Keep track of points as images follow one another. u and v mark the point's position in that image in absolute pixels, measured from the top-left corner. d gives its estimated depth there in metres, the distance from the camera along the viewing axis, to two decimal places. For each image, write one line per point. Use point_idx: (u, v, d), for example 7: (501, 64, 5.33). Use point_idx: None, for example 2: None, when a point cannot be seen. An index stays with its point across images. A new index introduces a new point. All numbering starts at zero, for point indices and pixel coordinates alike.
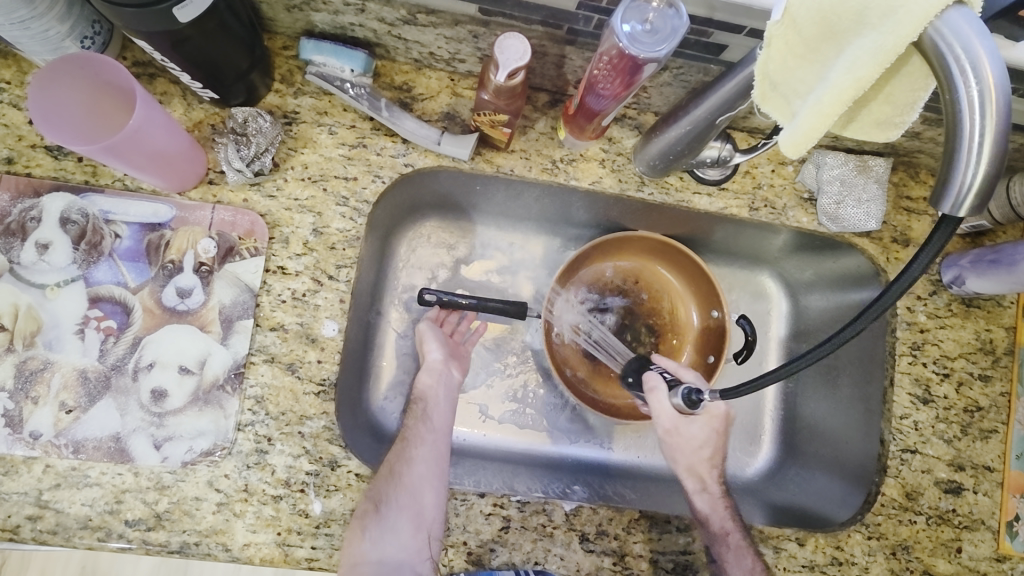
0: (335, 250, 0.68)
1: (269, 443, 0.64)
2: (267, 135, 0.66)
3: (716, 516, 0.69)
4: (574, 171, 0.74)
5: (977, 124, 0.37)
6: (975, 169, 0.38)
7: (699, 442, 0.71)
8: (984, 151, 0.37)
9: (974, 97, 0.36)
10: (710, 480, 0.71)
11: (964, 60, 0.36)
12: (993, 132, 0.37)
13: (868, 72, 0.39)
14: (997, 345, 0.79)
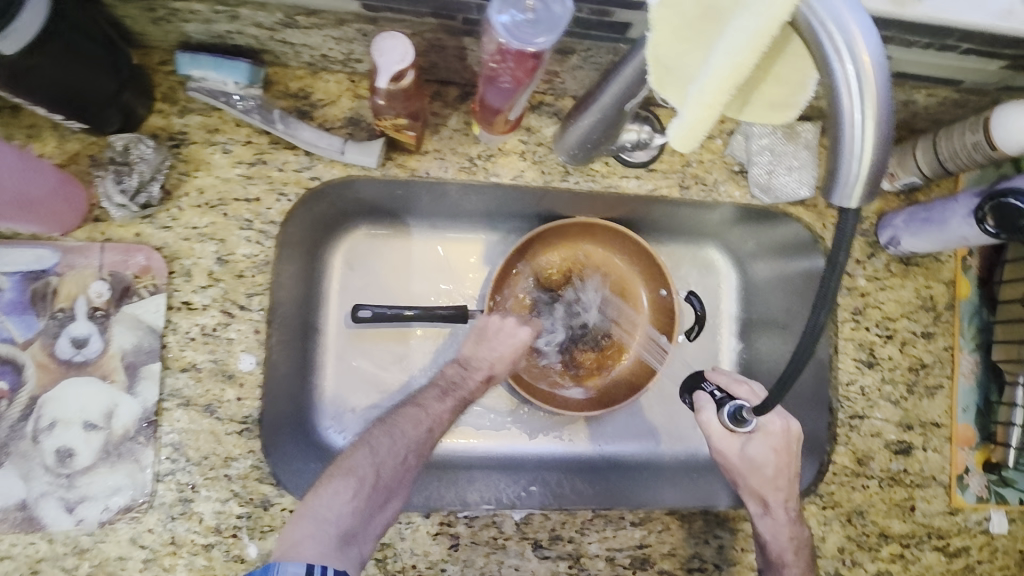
0: (243, 278, 0.63)
1: (194, 491, 0.60)
2: (151, 162, 0.61)
3: (781, 542, 0.66)
4: (493, 167, 0.70)
5: (858, 112, 0.34)
6: (860, 160, 0.35)
7: (767, 467, 0.66)
8: (870, 137, 0.34)
9: (852, 81, 0.33)
10: (774, 504, 0.67)
11: (839, 40, 0.33)
12: (875, 118, 0.34)
13: (745, 58, 0.35)
14: (937, 301, 0.79)
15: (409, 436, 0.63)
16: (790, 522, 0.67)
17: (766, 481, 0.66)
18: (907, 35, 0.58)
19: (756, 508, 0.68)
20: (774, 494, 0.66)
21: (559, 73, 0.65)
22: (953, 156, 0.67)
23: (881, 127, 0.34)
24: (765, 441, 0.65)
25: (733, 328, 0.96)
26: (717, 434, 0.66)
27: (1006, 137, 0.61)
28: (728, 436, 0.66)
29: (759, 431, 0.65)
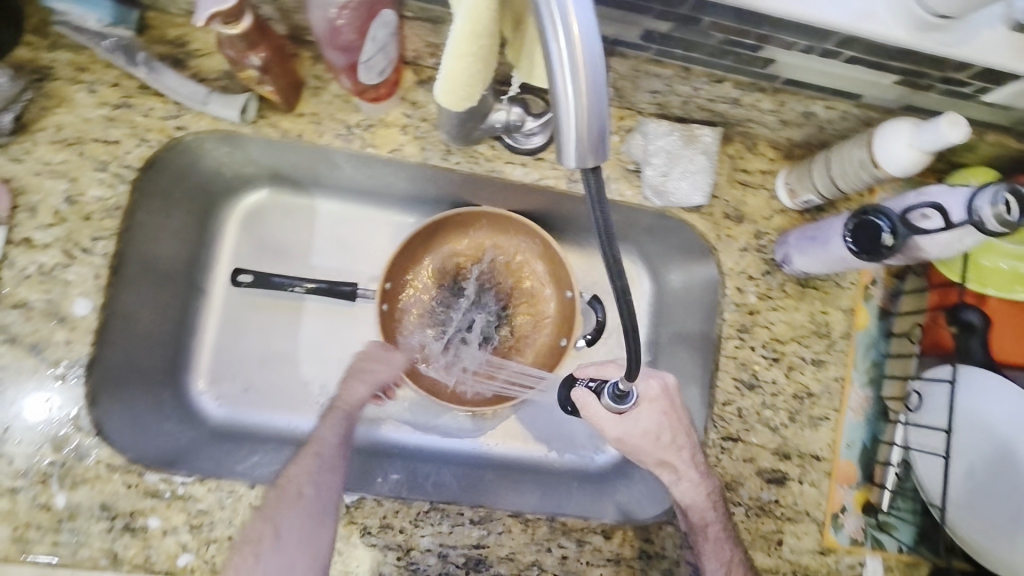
0: (91, 220, 0.62)
1: (6, 431, 0.59)
2: (0, 93, 0.58)
3: (696, 507, 0.63)
4: (371, 138, 0.68)
5: (567, 88, 0.29)
6: (574, 107, 0.29)
7: (655, 434, 0.61)
8: (581, 120, 0.29)
9: (564, 50, 0.29)
10: (679, 465, 0.63)
11: (551, 3, 0.29)
12: (587, 96, 0.29)
13: (475, 2, 0.37)
14: (833, 328, 0.75)
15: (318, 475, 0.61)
16: (692, 485, 0.63)
17: (646, 450, 0.62)
18: (783, 34, 0.55)
19: (669, 479, 0.63)
20: (677, 458, 0.63)
21: (439, 46, 0.63)
22: (843, 174, 0.64)
23: (592, 107, 0.29)
24: (649, 410, 0.61)
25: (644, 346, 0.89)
26: (603, 420, 0.60)
27: (890, 156, 0.58)
28: (611, 423, 0.60)
29: (646, 402, 0.61)
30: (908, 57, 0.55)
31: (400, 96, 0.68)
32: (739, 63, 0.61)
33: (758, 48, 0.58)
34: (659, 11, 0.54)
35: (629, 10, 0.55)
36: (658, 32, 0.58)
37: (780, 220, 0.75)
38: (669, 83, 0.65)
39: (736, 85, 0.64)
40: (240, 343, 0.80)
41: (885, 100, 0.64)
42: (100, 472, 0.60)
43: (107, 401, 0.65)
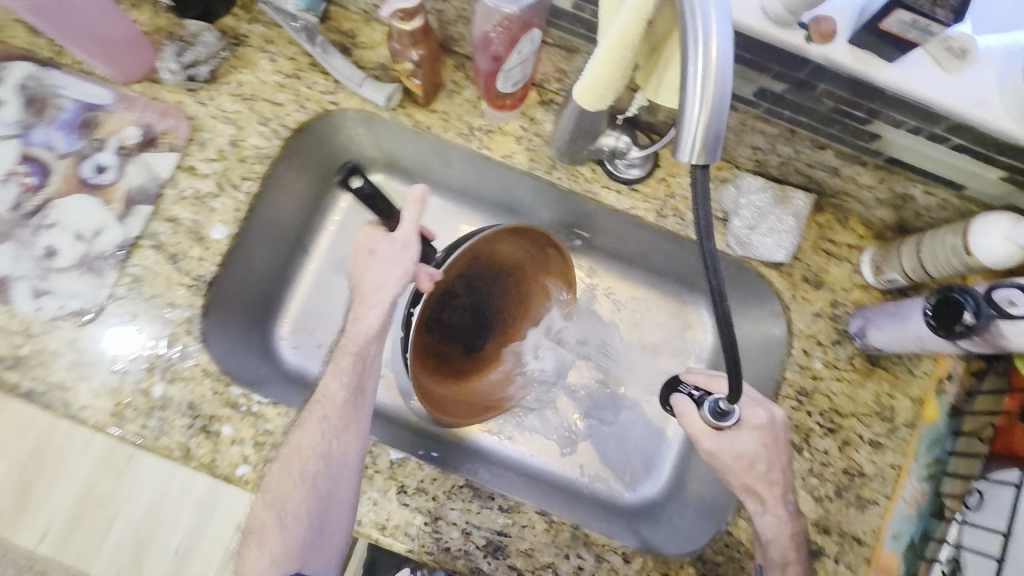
0: (244, 163, 0.73)
1: (134, 320, 0.69)
2: (210, 48, 0.73)
3: (780, 541, 0.64)
4: (488, 142, 0.76)
5: (694, 101, 0.34)
6: (700, 109, 0.34)
7: (752, 460, 0.62)
8: (699, 129, 0.34)
9: (699, 71, 0.34)
10: (766, 497, 0.63)
11: (698, 33, 0.34)
12: (708, 112, 0.34)
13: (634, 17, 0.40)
14: (897, 414, 0.74)
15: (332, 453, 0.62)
16: (777, 520, 0.63)
17: (733, 474, 0.62)
18: (894, 111, 0.58)
19: (754, 506, 0.63)
20: (765, 489, 0.63)
21: (567, 73, 0.70)
22: (933, 258, 0.65)
23: (711, 121, 0.34)
24: (750, 436, 0.61)
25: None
26: (696, 433, 0.62)
27: (985, 247, 0.58)
28: (706, 435, 0.61)
29: (745, 425, 0.61)
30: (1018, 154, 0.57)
31: (522, 111, 0.76)
32: (845, 133, 0.64)
33: (868, 121, 0.61)
34: (778, 73, 0.58)
35: (750, 68, 0.60)
36: (772, 91, 0.62)
37: (859, 295, 0.76)
38: (772, 141, 0.69)
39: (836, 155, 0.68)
40: (326, 304, 0.85)
41: (989, 196, 0.64)
42: (197, 375, 0.68)
43: (215, 321, 0.73)
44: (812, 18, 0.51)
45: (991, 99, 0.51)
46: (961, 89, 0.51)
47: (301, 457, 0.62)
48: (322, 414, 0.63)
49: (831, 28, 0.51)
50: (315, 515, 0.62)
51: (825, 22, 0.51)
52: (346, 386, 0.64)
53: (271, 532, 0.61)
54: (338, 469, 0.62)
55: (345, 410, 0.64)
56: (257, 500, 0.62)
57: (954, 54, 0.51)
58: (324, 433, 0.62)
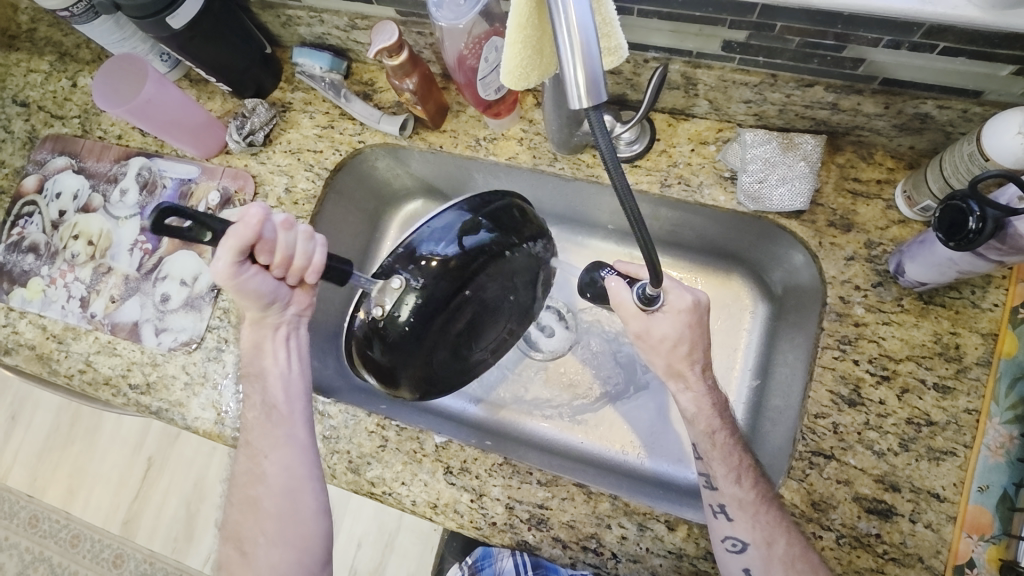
0: (297, 205, 0.87)
1: (226, 343, 0.84)
2: (263, 117, 0.88)
3: (703, 416, 0.66)
4: (494, 148, 0.83)
5: (569, 61, 0.39)
6: (576, 71, 0.39)
7: (673, 342, 0.63)
8: (580, 82, 0.39)
9: (568, 38, 0.38)
10: (689, 377, 0.65)
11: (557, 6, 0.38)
12: (583, 66, 0.39)
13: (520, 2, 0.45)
14: (966, 353, 0.66)
15: (242, 456, 0.73)
16: (697, 397, 0.66)
17: (659, 354, 0.64)
18: (862, 32, 0.56)
19: (676, 388, 0.66)
20: (688, 370, 0.65)
21: None
22: (956, 172, 0.60)
23: (588, 71, 0.38)
24: (673, 319, 0.62)
25: (750, 362, 0.86)
26: (621, 314, 0.65)
27: (999, 146, 0.54)
28: (634, 317, 0.64)
29: (666, 306, 0.62)
30: (1016, 43, 0.52)
31: (521, 115, 0.83)
32: (826, 65, 0.63)
33: (841, 48, 0.60)
34: (732, 22, 0.60)
35: (705, 25, 0.62)
36: (737, 41, 0.63)
37: (898, 231, 0.70)
38: (760, 91, 0.69)
39: (826, 89, 0.66)
40: None
41: (1011, 95, 0.59)
42: None
43: None
44: None
45: None
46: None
47: (242, 482, 0.72)
48: (250, 439, 0.72)
49: None
50: (299, 552, 0.69)
51: None
52: (264, 398, 0.72)
53: (237, 562, 0.70)
54: (299, 495, 0.70)
55: (264, 428, 0.71)
56: (228, 537, 0.73)
57: None
58: (253, 453, 0.72)
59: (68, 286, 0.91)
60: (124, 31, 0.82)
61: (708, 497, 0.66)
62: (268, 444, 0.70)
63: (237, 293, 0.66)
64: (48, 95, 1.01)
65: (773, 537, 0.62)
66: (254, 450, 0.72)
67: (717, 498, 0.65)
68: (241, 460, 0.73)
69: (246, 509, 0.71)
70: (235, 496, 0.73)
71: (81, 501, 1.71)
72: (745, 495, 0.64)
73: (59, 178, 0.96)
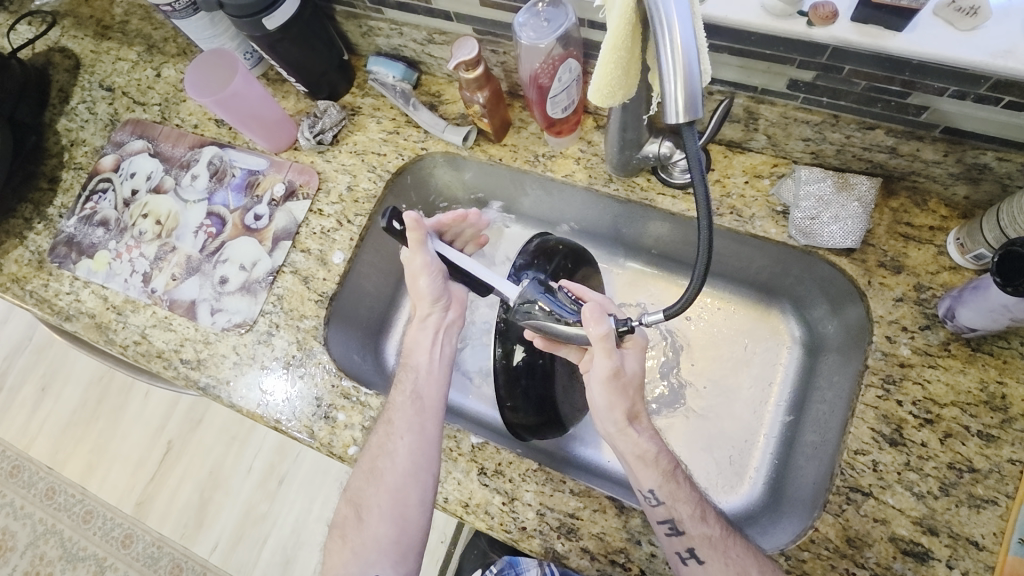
0: (357, 203, 0.91)
1: (276, 328, 0.87)
2: (334, 118, 0.93)
3: (663, 457, 0.69)
4: (552, 165, 0.87)
5: (670, 77, 0.42)
6: (676, 87, 0.42)
7: (637, 379, 0.71)
8: (679, 97, 0.42)
9: (670, 56, 0.41)
10: (644, 419, 0.71)
11: (664, 27, 0.41)
12: (683, 83, 0.41)
13: (619, 26, 0.48)
14: (1012, 403, 0.66)
15: (377, 432, 0.76)
16: (653, 438, 0.70)
17: (626, 394, 0.70)
18: (930, 80, 0.59)
19: (636, 434, 0.70)
20: (642, 413, 0.72)
21: None
22: (1014, 223, 0.61)
23: (688, 89, 0.41)
24: (635, 355, 0.72)
25: (785, 397, 0.86)
26: (597, 350, 0.66)
27: None
28: (611, 353, 0.66)
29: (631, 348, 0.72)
30: None
31: (580, 136, 0.87)
32: (890, 110, 0.65)
33: (907, 95, 0.62)
34: (801, 62, 0.63)
35: (773, 63, 0.65)
36: (803, 81, 0.66)
37: (949, 277, 0.71)
38: (820, 130, 0.72)
39: (885, 133, 0.68)
40: None
41: None
42: (320, 372, 0.83)
43: (336, 329, 0.89)
44: (811, 5, 0.58)
45: (1016, 46, 0.53)
46: (981, 44, 0.54)
47: (369, 455, 0.76)
48: (389, 418, 0.76)
49: (831, 10, 0.57)
50: (399, 533, 0.72)
51: (825, 7, 0.57)
52: (413, 386, 0.78)
53: (350, 525, 0.75)
54: (417, 482, 0.72)
55: (407, 412, 0.75)
56: (343, 500, 0.78)
57: (966, 13, 0.54)
58: (387, 432, 0.75)
59: (132, 261, 0.95)
60: (216, 29, 0.88)
61: (674, 543, 0.65)
62: (405, 425, 0.74)
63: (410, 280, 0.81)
64: (132, 82, 1.08)
65: (745, 567, 0.62)
66: (389, 427, 0.75)
67: (685, 543, 0.65)
68: (374, 434, 0.77)
69: (368, 480, 0.75)
70: (358, 464, 0.77)
71: (98, 478, 1.73)
72: (713, 532, 0.66)
73: (135, 159, 1.01)
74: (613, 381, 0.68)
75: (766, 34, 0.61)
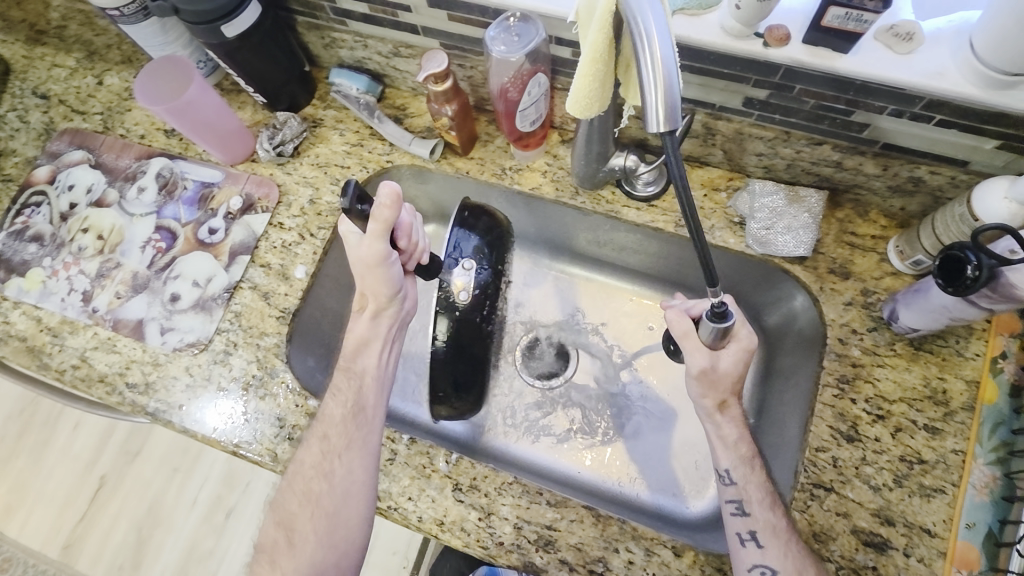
0: (321, 216, 0.89)
1: (234, 347, 0.82)
2: (294, 130, 0.91)
3: (744, 442, 0.69)
4: (519, 178, 0.88)
5: (651, 87, 0.43)
6: (658, 97, 0.43)
7: (733, 376, 0.67)
8: (660, 107, 0.43)
9: (650, 65, 0.43)
10: (735, 409, 0.69)
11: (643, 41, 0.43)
12: (664, 92, 0.43)
13: (598, 41, 0.49)
14: (952, 397, 0.72)
15: (311, 451, 0.72)
16: (739, 426, 0.69)
17: (717, 388, 0.68)
18: (872, 99, 0.64)
19: (728, 421, 0.69)
20: (736, 402, 0.69)
21: None
22: (947, 231, 0.67)
23: (669, 99, 0.43)
24: (735, 354, 0.67)
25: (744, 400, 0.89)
26: (686, 347, 0.67)
27: (988, 208, 0.61)
28: (699, 349, 0.66)
29: (734, 342, 0.67)
30: (1001, 120, 0.60)
31: (546, 150, 0.88)
32: (836, 127, 0.70)
33: (851, 112, 0.67)
34: (755, 81, 0.67)
35: (730, 82, 0.69)
36: (757, 99, 0.70)
37: (890, 282, 0.77)
38: (772, 146, 0.76)
39: (830, 148, 0.73)
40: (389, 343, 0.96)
41: (993, 167, 0.67)
42: (283, 391, 0.80)
43: (299, 346, 0.85)
44: (766, 28, 0.61)
45: (946, 70, 0.59)
46: (917, 65, 0.59)
47: (304, 473, 0.72)
48: (325, 434, 0.72)
49: (784, 33, 0.61)
50: (339, 556, 0.70)
51: (779, 29, 0.61)
52: (352, 398, 0.74)
53: (280, 549, 0.71)
54: (355, 502, 0.69)
55: (344, 427, 0.72)
56: (271, 521, 0.74)
57: (903, 38, 0.59)
58: (325, 450, 0.72)
59: (70, 279, 0.88)
60: (167, 35, 0.85)
61: (737, 523, 0.66)
62: (342, 441, 0.71)
63: (371, 276, 0.70)
64: (71, 90, 1.02)
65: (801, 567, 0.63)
66: (327, 445, 0.72)
67: (748, 526, 0.65)
68: (304, 450, 0.73)
69: (304, 501, 0.71)
70: (289, 481, 0.73)
71: (18, 521, 1.58)
72: (778, 521, 0.65)
73: (73, 171, 0.95)
74: (702, 377, 0.67)
75: (724, 54, 0.64)
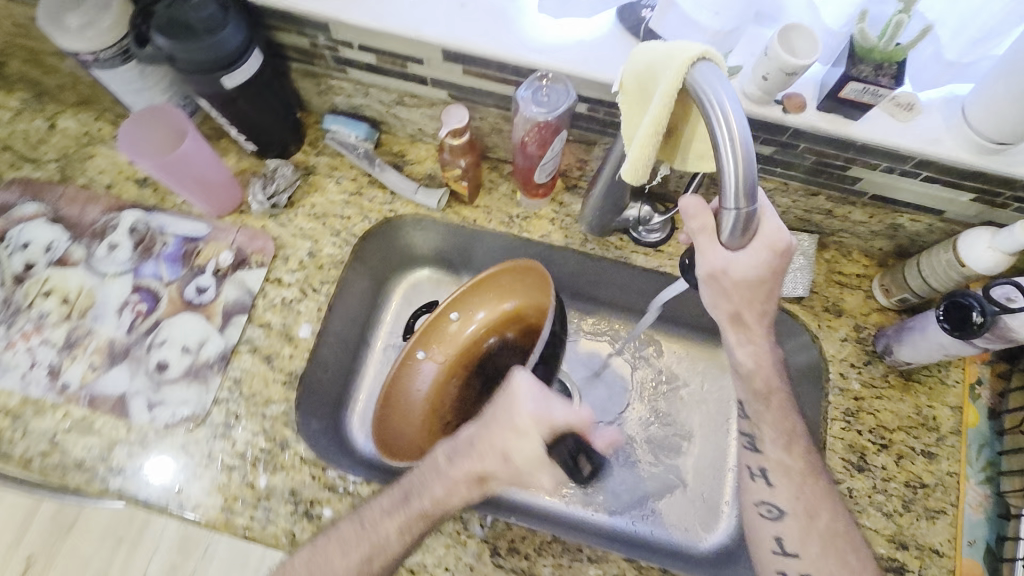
0: (322, 270, 0.84)
1: (236, 418, 0.76)
2: (288, 179, 0.86)
3: (760, 373, 0.68)
4: (527, 226, 0.88)
5: (729, 156, 0.45)
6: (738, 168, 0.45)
7: (751, 279, 0.59)
8: (739, 174, 0.45)
9: (726, 134, 0.44)
10: (752, 327, 0.65)
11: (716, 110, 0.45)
12: (742, 162, 0.45)
13: (661, 115, 0.49)
14: (942, 423, 0.78)
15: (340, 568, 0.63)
16: (755, 350, 0.67)
17: (730, 296, 0.62)
18: (868, 158, 0.69)
19: (736, 336, 0.66)
20: (752, 320, 0.65)
21: (588, 162, 0.84)
22: (935, 274, 0.74)
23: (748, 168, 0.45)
24: (756, 257, 0.57)
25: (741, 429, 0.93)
26: (698, 244, 0.58)
27: (976, 257, 0.69)
28: (709, 249, 0.58)
29: (759, 238, 0.56)
30: (982, 179, 0.68)
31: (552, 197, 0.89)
32: (832, 180, 0.76)
33: (847, 167, 0.73)
34: (765, 139, 0.71)
35: None
36: (763, 155, 0.75)
37: (879, 317, 0.83)
38: (772, 195, 0.81)
39: (825, 198, 0.79)
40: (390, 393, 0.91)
41: (967, 216, 0.75)
42: (296, 464, 0.74)
43: (306, 408, 0.80)
44: (784, 95, 0.66)
45: (941, 137, 0.65)
46: (916, 133, 0.65)
47: None
48: (370, 555, 0.63)
49: (801, 101, 0.65)
50: None
51: (797, 97, 0.65)
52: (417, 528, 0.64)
53: None
54: None
55: (394, 555, 0.64)
56: None
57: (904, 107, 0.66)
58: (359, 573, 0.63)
59: (32, 351, 0.78)
60: (146, 81, 0.78)
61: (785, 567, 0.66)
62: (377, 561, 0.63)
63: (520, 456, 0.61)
64: (17, 135, 0.91)
65: None
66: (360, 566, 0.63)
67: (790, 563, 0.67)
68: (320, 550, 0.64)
69: None
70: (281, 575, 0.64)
71: None
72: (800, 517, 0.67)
73: (26, 227, 0.85)
74: (712, 282, 0.60)
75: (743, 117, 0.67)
